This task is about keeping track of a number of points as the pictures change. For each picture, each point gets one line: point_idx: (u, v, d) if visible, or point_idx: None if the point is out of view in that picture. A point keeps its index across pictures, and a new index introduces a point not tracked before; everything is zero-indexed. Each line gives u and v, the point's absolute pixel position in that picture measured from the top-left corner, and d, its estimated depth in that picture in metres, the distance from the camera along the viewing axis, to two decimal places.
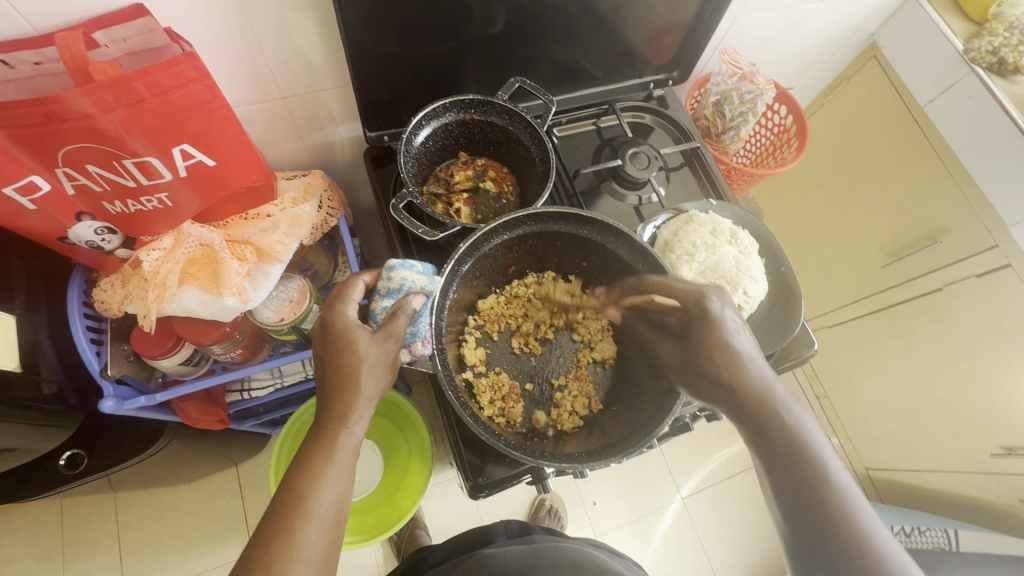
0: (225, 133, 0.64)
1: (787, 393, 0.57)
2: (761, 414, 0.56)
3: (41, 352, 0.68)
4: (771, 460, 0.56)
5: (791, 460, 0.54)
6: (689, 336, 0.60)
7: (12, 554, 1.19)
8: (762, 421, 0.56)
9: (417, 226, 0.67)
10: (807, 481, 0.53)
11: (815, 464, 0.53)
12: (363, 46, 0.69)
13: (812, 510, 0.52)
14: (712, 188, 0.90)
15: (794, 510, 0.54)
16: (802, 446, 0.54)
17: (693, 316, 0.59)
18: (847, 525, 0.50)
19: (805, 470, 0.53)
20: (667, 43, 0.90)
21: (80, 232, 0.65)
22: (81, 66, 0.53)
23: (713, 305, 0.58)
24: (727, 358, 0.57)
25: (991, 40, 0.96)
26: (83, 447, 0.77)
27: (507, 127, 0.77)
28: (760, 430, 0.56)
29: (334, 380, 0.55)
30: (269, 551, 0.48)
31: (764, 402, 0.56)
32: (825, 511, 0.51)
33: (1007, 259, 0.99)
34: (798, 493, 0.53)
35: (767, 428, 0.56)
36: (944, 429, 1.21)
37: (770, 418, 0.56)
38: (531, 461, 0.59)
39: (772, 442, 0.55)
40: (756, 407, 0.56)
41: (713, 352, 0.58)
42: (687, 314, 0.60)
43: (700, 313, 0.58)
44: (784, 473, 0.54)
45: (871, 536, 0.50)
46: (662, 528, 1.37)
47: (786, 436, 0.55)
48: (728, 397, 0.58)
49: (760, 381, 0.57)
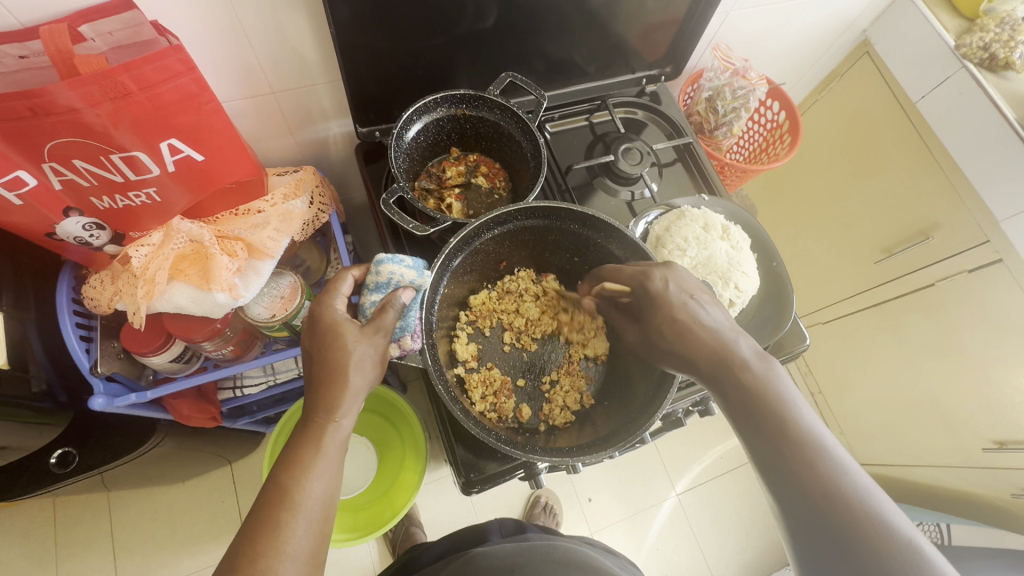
0: (213, 127, 0.64)
1: (751, 350, 0.56)
2: (724, 370, 0.55)
3: (30, 349, 0.68)
4: (736, 415, 0.54)
5: (755, 413, 0.52)
6: (643, 316, 0.62)
7: (4, 554, 1.18)
8: (725, 377, 0.55)
9: (408, 221, 0.67)
10: (771, 431, 0.51)
11: (780, 414, 0.51)
12: (354, 40, 0.69)
13: (781, 461, 0.49)
14: (705, 183, 0.91)
15: (765, 463, 0.51)
16: (768, 397, 0.52)
17: (643, 298, 0.61)
18: (817, 472, 0.48)
19: (769, 421, 0.51)
20: (660, 39, 0.90)
21: (68, 227, 0.65)
22: (67, 59, 0.52)
23: (655, 282, 0.60)
24: (682, 326, 0.58)
25: (982, 36, 0.95)
26: (74, 445, 0.75)
27: (499, 122, 0.77)
28: (722, 387, 0.55)
29: (321, 373, 0.55)
30: (256, 545, 0.48)
31: (725, 358, 0.55)
32: (793, 458, 0.49)
33: (999, 254, 1.00)
34: (766, 445, 0.51)
35: (728, 387, 0.54)
36: (938, 425, 1.22)
37: (733, 373, 0.54)
38: (523, 456, 0.59)
39: (734, 396, 0.54)
40: (719, 364, 0.55)
41: (664, 327, 0.59)
42: (636, 295, 0.62)
43: (646, 295, 0.61)
44: (750, 427, 0.52)
45: (842, 481, 0.47)
46: (657, 525, 1.37)
47: (748, 391, 0.53)
48: (688, 359, 0.58)
49: (717, 340, 0.56)
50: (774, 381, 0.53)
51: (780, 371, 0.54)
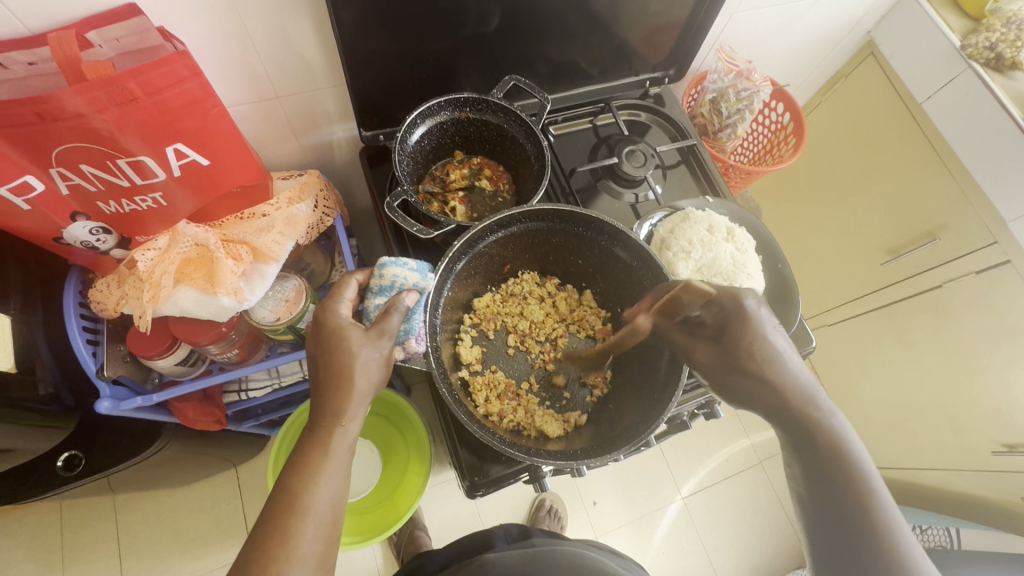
0: (219, 132, 0.64)
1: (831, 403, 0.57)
2: (807, 421, 0.56)
3: (37, 352, 0.68)
4: (810, 465, 0.56)
5: (833, 470, 0.55)
6: (724, 334, 0.58)
7: (12, 557, 1.19)
8: (805, 427, 0.56)
9: (412, 225, 0.67)
10: (849, 490, 0.54)
11: (856, 473, 0.54)
12: (358, 45, 0.69)
13: (851, 520, 0.53)
14: (709, 185, 0.90)
15: (834, 515, 0.54)
16: (845, 455, 0.55)
17: (729, 316, 0.58)
18: (886, 536, 0.52)
19: (847, 481, 0.54)
20: (663, 41, 0.90)
21: (75, 232, 0.66)
22: (75, 67, 0.53)
23: (748, 302, 0.57)
24: (768, 354, 0.57)
25: (988, 36, 0.95)
26: (81, 448, 0.76)
27: (502, 125, 0.77)
28: (804, 436, 0.56)
29: (327, 378, 0.54)
30: (266, 551, 0.48)
31: (808, 408, 0.56)
32: (863, 518, 0.53)
33: (1007, 255, 0.99)
34: (838, 500, 0.54)
35: (811, 432, 0.56)
36: (946, 427, 1.21)
37: (815, 427, 0.56)
38: (527, 458, 0.59)
39: (814, 447, 0.56)
40: (802, 412, 0.56)
41: (752, 349, 0.57)
42: (720, 311, 0.59)
43: (736, 314, 0.57)
44: (824, 479, 0.55)
45: (908, 551, 0.51)
46: (662, 529, 1.37)
47: (830, 443, 0.55)
48: (772, 396, 0.57)
49: (802, 386, 0.57)
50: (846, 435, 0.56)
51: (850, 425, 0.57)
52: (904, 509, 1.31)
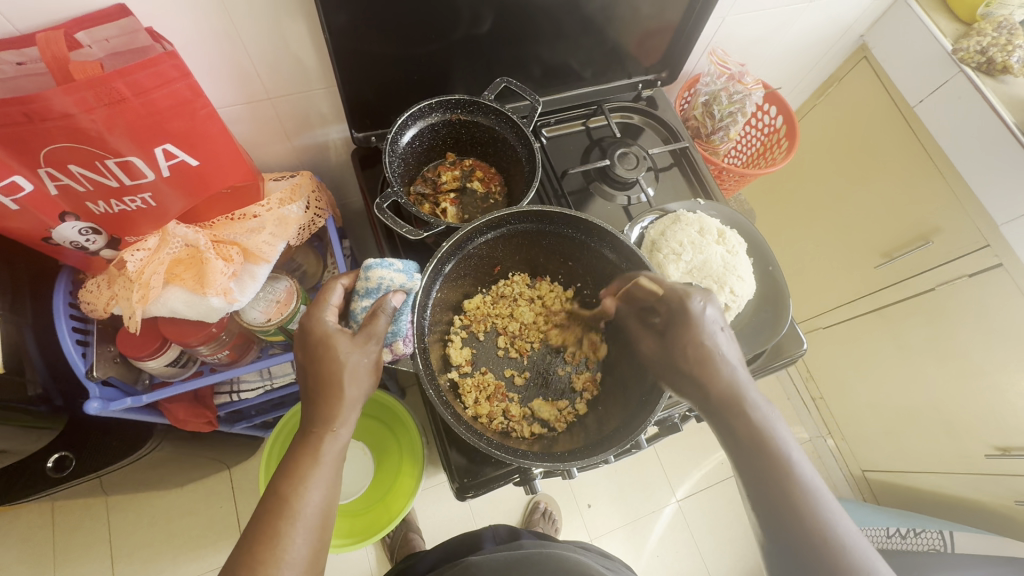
0: (207, 132, 0.64)
1: (758, 394, 0.56)
2: (729, 412, 0.56)
3: (26, 353, 0.68)
4: (736, 455, 0.56)
5: (756, 458, 0.54)
6: (668, 331, 0.59)
7: (4, 560, 1.18)
8: (730, 423, 0.56)
9: (401, 226, 0.66)
10: (773, 480, 0.53)
11: (782, 462, 0.53)
12: (349, 46, 0.69)
13: (779, 507, 0.52)
14: (701, 188, 0.91)
15: (762, 503, 0.54)
16: (767, 442, 0.54)
17: (674, 314, 0.58)
18: (812, 519, 0.51)
19: (770, 468, 0.53)
20: (656, 44, 0.90)
21: (64, 232, 0.65)
22: (63, 66, 0.53)
23: (696, 304, 0.57)
24: (705, 352, 0.56)
25: (980, 40, 0.95)
26: (71, 450, 0.76)
27: (493, 126, 0.77)
28: (728, 429, 0.56)
29: (316, 386, 0.55)
30: (254, 554, 0.48)
31: (734, 402, 0.55)
32: (790, 505, 0.52)
33: (999, 258, 0.99)
34: (765, 489, 0.53)
35: (735, 425, 0.55)
36: (940, 430, 1.21)
37: (738, 418, 0.55)
38: (514, 461, 0.58)
39: (737, 436, 0.55)
40: (725, 404, 0.56)
41: (689, 349, 0.57)
42: (666, 308, 0.59)
43: (681, 312, 0.57)
44: (750, 469, 0.55)
45: (839, 533, 0.51)
46: (656, 532, 1.36)
47: (753, 434, 0.55)
48: (698, 392, 0.57)
49: (728, 380, 0.56)
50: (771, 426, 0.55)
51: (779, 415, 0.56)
52: (899, 512, 1.31)
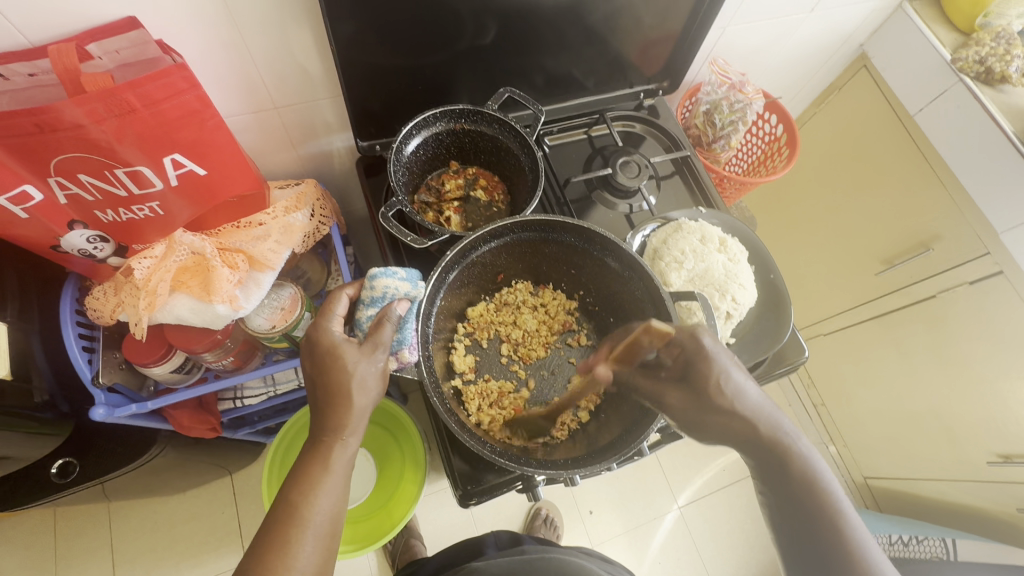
0: (216, 142, 0.65)
1: (799, 430, 0.58)
2: (778, 450, 0.56)
3: (33, 360, 0.69)
4: (782, 491, 0.57)
5: (803, 494, 0.55)
6: (688, 375, 0.58)
7: (6, 565, 1.18)
8: (776, 458, 0.57)
9: (405, 235, 0.67)
10: (822, 516, 0.55)
11: (828, 499, 0.55)
12: (355, 57, 0.70)
13: (825, 542, 0.54)
14: (702, 196, 0.91)
15: (805, 538, 0.56)
16: (815, 480, 0.56)
17: (691, 356, 0.57)
18: (857, 556, 0.53)
19: (816, 505, 0.55)
20: (657, 53, 0.91)
21: (73, 240, 0.66)
22: (74, 78, 0.54)
23: (706, 340, 0.57)
24: (735, 390, 0.56)
25: (979, 50, 0.96)
26: (75, 455, 0.76)
27: (497, 135, 0.78)
28: (776, 466, 0.57)
29: (324, 397, 0.55)
30: (266, 563, 0.48)
31: (778, 438, 0.57)
32: (835, 541, 0.54)
33: (999, 266, 1.00)
34: (811, 525, 0.55)
35: (783, 461, 0.56)
36: (941, 437, 1.21)
37: (787, 456, 0.56)
38: (517, 468, 0.59)
39: (785, 473, 0.56)
40: (772, 441, 0.57)
41: (719, 387, 0.56)
42: (681, 351, 0.58)
43: (697, 353, 0.57)
44: (795, 504, 0.56)
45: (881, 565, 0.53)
46: (658, 538, 1.36)
47: (802, 471, 0.56)
48: (743, 427, 0.57)
49: (771, 416, 0.57)
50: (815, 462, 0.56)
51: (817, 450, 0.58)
52: (901, 520, 1.30)
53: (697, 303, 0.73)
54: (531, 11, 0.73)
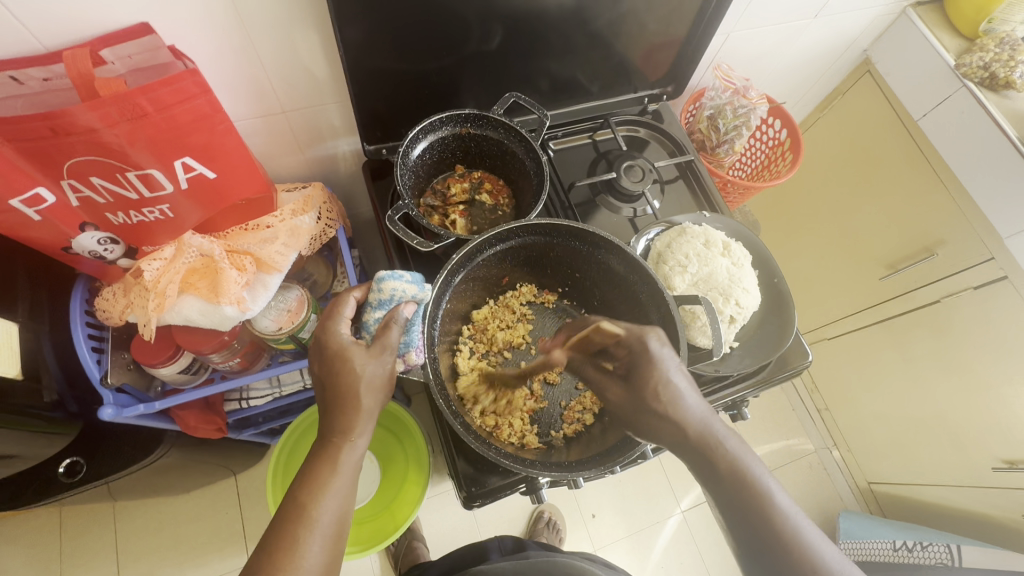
0: (225, 146, 0.66)
1: (728, 431, 0.57)
2: (707, 451, 0.56)
3: (43, 359, 0.69)
4: (717, 491, 0.56)
5: (738, 493, 0.55)
6: (631, 375, 0.61)
7: (11, 565, 1.19)
8: (706, 457, 0.56)
9: (412, 238, 0.68)
10: (753, 508, 0.54)
11: (757, 489, 0.54)
12: (363, 60, 0.71)
13: (761, 532, 0.53)
14: (706, 201, 0.92)
15: (748, 535, 0.54)
16: (746, 477, 0.55)
17: (635, 356, 0.60)
18: (797, 549, 0.52)
19: (753, 503, 0.54)
20: (662, 58, 0.92)
21: (84, 242, 0.67)
22: (88, 82, 0.55)
23: (652, 344, 0.59)
24: (672, 395, 0.57)
25: (983, 55, 0.96)
26: (83, 455, 0.77)
27: (503, 140, 0.78)
28: (706, 464, 0.56)
29: (333, 398, 0.56)
30: (274, 562, 0.49)
31: (707, 439, 0.56)
32: (775, 535, 0.53)
33: (1005, 271, 1.00)
34: (750, 523, 0.54)
35: (712, 458, 0.56)
36: (945, 442, 1.21)
37: (716, 455, 0.56)
38: (523, 470, 0.59)
39: (717, 475, 0.56)
40: (701, 443, 0.56)
41: (658, 390, 0.58)
42: (627, 351, 0.61)
43: (641, 353, 0.59)
44: (732, 505, 0.55)
45: (818, 552, 0.52)
46: (660, 543, 1.36)
47: (730, 466, 0.55)
48: (674, 430, 0.57)
49: (699, 421, 0.57)
50: (745, 459, 0.56)
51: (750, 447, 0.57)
52: (905, 526, 1.30)
53: (701, 307, 0.74)
54: (537, 16, 0.74)
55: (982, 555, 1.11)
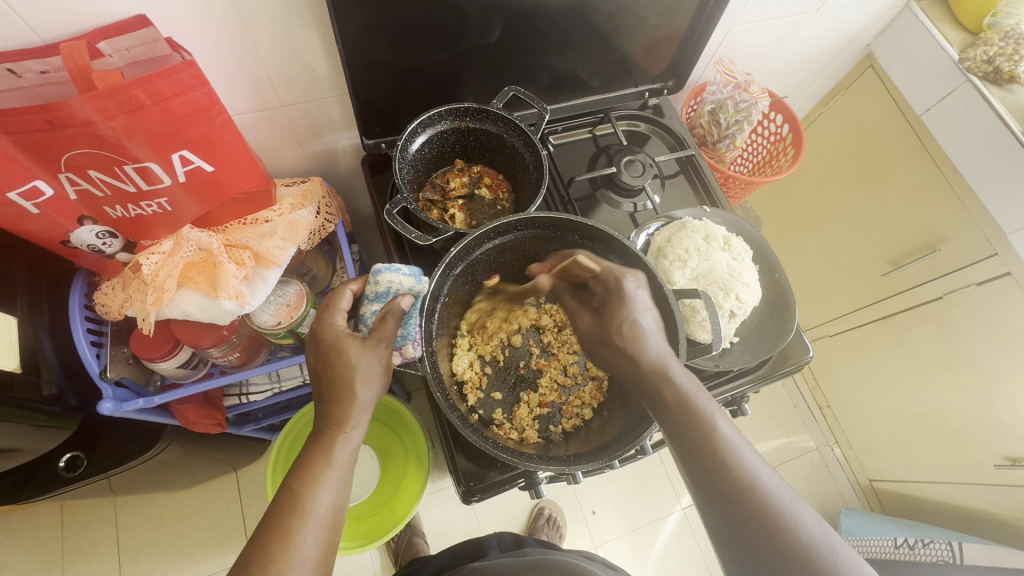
0: (223, 138, 0.66)
1: (680, 366, 0.59)
2: (657, 383, 0.58)
3: (43, 353, 0.69)
4: (668, 424, 0.57)
5: (684, 426, 0.56)
6: (603, 308, 0.66)
7: (12, 559, 1.19)
8: (657, 391, 0.58)
9: (411, 231, 0.67)
10: (698, 440, 0.54)
11: (702, 420, 0.55)
12: (361, 54, 0.70)
13: (708, 466, 0.54)
14: (707, 196, 0.91)
15: (697, 470, 0.54)
16: (694, 408, 0.56)
17: (610, 293, 0.64)
18: (741, 479, 0.52)
19: (699, 435, 0.55)
20: (662, 53, 0.91)
21: (82, 236, 0.67)
22: (86, 75, 0.55)
23: (628, 283, 0.63)
24: (637, 330, 0.61)
25: (986, 49, 0.95)
26: (82, 450, 0.77)
27: (502, 134, 0.78)
28: (656, 398, 0.58)
29: (329, 389, 0.56)
30: (267, 552, 0.49)
31: (661, 373, 0.59)
32: (720, 467, 0.53)
33: (1007, 267, 0.99)
34: (699, 457, 0.54)
35: (662, 392, 0.58)
36: (948, 440, 1.20)
37: (664, 386, 0.58)
38: (520, 464, 0.59)
39: (667, 407, 0.57)
40: (653, 375, 0.59)
41: (624, 326, 0.62)
42: (604, 286, 0.65)
43: (616, 291, 0.63)
44: (682, 438, 0.56)
45: (761, 483, 0.52)
46: (661, 540, 1.36)
47: (679, 402, 0.57)
48: (632, 364, 0.62)
49: (654, 356, 0.60)
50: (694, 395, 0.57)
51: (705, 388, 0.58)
52: (907, 524, 1.29)
53: (700, 301, 0.74)
54: (537, 10, 0.74)
55: (984, 553, 1.10)
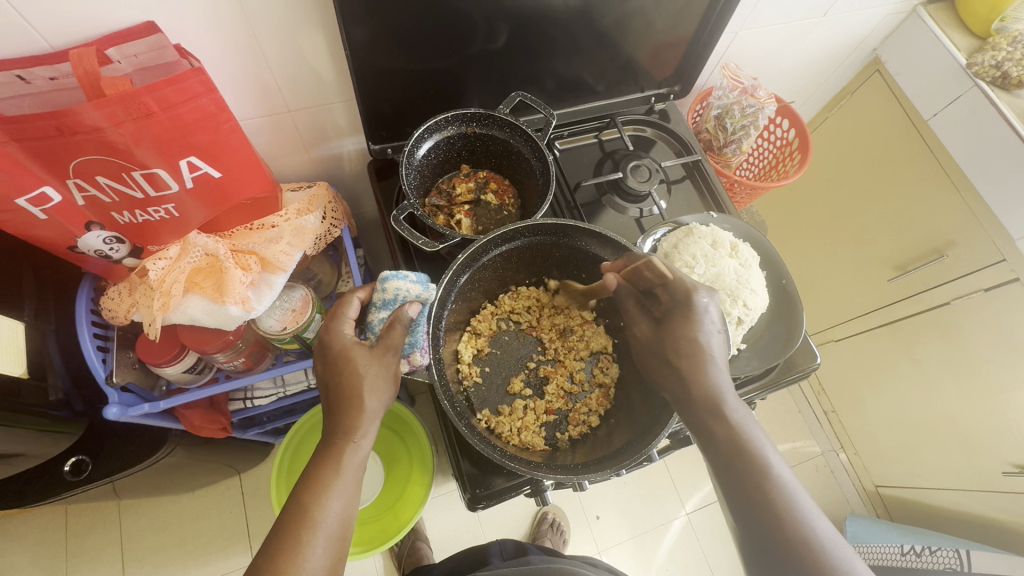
0: (230, 145, 0.66)
1: (736, 400, 0.57)
2: (710, 416, 0.56)
3: (49, 359, 0.70)
4: (718, 461, 0.55)
5: (737, 466, 0.54)
6: (665, 320, 0.63)
7: (17, 562, 1.19)
8: (707, 424, 0.56)
9: (416, 237, 0.67)
10: (750, 480, 0.53)
11: (757, 461, 0.53)
12: (369, 60, 0.71)
13: (759, 510, 0.52)
14: (713, 201, 0.91)
15: (744, 511, 0.53)
16: (747, 449, 0.54)
17: (678, 305, 0.61)
18: (793, 528, 0.50)
19: (752, 478, 0.53)
20: (669, 57, 0.91)
21: (89, 241, 0.67)
22: (94, 81, 0.55)
23: (701, 298, 0.60)
24: (692, 348, 0.59)
25: (994, 54, 0.95)
26: (87, 454, 0.77)
27: (508, 140, 0.78)
28: (708, 431, 0.56)
29: (338, 398, 0.56)
30: (276, 563, 0.48)
31: (714, 406, 0.56)
32: (771, 512, 0.51)
33: (1015, 273, 0.98)
34: (748, 496, 0.53)
35: (713, 428, 0.56)
36: (955, 446, 1.19)
37: (717, 422, 0.56)
38: (528, 472, 0.58)
39: (718, 443, 0.55)
40: (707, 406, 0.57)
41: (682, 343, 0.60)
42: (671, 298, 0.62)
43: (686, 307, 0.60)
44: (731, 477, 0.54)
45: (816, 535, 0.50)
46: (665, 546, 1.35)
47: (731, 438, 0.55)
48: (686, 390, 0.58)
49: (714, 387, 0.57)
50: (749, 432, 0.55)
51: (759, 426, 0.56)
52: (914, 531, 1.28)
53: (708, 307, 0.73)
54: (544, 15, 0.74)
55: (991, 561, 1.10)
